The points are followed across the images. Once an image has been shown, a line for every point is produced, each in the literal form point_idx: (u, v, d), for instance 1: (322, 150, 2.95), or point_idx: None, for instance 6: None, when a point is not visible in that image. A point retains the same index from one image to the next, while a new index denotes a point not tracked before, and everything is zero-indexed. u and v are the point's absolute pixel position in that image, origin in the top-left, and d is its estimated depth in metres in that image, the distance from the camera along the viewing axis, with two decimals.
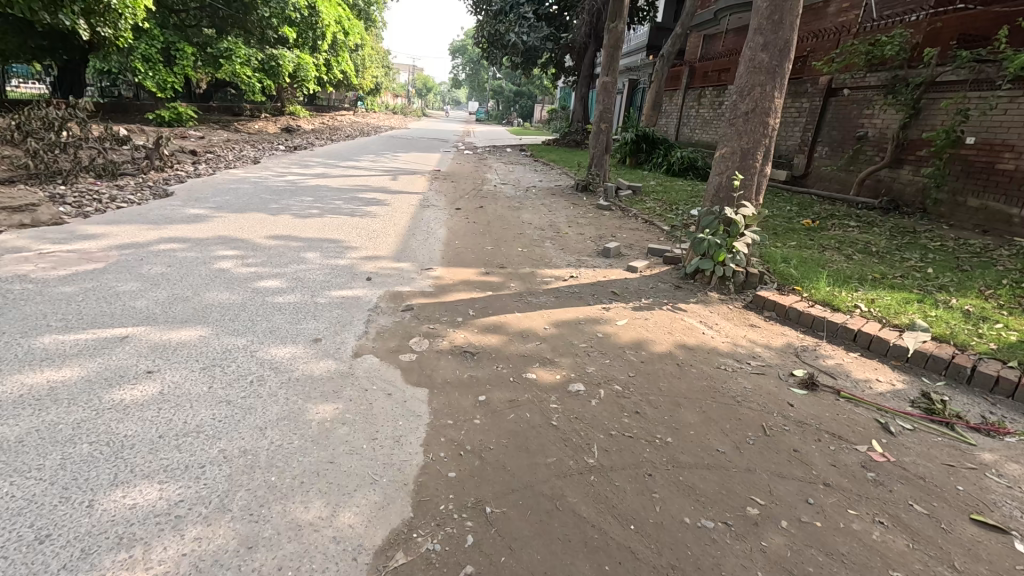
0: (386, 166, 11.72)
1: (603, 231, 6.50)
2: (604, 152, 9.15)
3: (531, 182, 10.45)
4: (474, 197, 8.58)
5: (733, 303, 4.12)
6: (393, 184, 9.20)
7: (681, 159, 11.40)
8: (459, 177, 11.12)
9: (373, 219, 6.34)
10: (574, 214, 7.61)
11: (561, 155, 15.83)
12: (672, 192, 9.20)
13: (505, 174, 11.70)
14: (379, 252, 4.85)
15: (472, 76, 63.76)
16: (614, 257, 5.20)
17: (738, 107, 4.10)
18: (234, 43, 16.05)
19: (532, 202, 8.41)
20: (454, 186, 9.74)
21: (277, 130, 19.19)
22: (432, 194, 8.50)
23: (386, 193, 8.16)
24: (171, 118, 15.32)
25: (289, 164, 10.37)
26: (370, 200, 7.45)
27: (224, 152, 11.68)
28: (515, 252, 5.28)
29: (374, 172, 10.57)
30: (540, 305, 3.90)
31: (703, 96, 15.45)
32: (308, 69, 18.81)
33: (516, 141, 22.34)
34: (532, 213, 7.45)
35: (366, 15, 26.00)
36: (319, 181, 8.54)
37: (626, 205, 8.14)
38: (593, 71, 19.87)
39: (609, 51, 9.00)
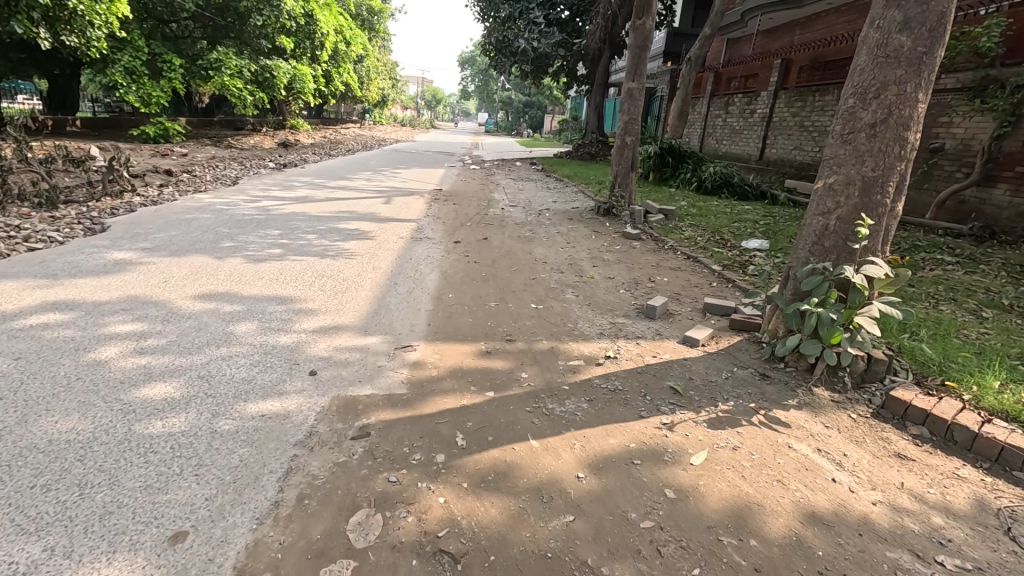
0: (381, 186, 10.56)
1: (637, 272, 5.18)
2: (630, 169, 7.85)
3: (544, 203, 9.20)
4: (478, 224, 7.32)
5: (854, 407, 2.76)
6: (385, 208, 8.00)
7: (714, 175, 10.08)
8: (462, 198, 9.90)
9: (350, 258, 5.11)
10: (598, 246, 6.31)
11: (576, 170, 14.56)
12: (710, 216, 7.87)
13: (513, 193, 10.46)
14: (340, 320, 3.54)
15: (483, 88, 63.18)
16: (662, 320, 3.86)
17: (857, 118, 2.77)
18: (225, 52, 15.05)
19: (546, 230, 7.13)
20: (457, 209, 8.52)
21: (274, 145, 18.21)
22: (429, 221, 7.27)
23: (375, 221, 6.94)
24: (158, 135, 14.34)
25: (272, 186, 9.24)
26: (352, 231, 6.23)
27: (203, 171, 10.60)
28: (526, 310, 3.98)
29: (367, 194, 9.40)
30: (565, 416, 2.59)
31: (731, 103, 14.10)
32: (306, 80, 17.79)
33: (527, 154, 21.15)
34: (546, 245, 6.19)
35: (369, 25, 25.08)
36: (298, 207, 7.35)
37: (659, 233, 6.83)
38: (608, 79, 18.60)
39: (634, 52, 7.71)
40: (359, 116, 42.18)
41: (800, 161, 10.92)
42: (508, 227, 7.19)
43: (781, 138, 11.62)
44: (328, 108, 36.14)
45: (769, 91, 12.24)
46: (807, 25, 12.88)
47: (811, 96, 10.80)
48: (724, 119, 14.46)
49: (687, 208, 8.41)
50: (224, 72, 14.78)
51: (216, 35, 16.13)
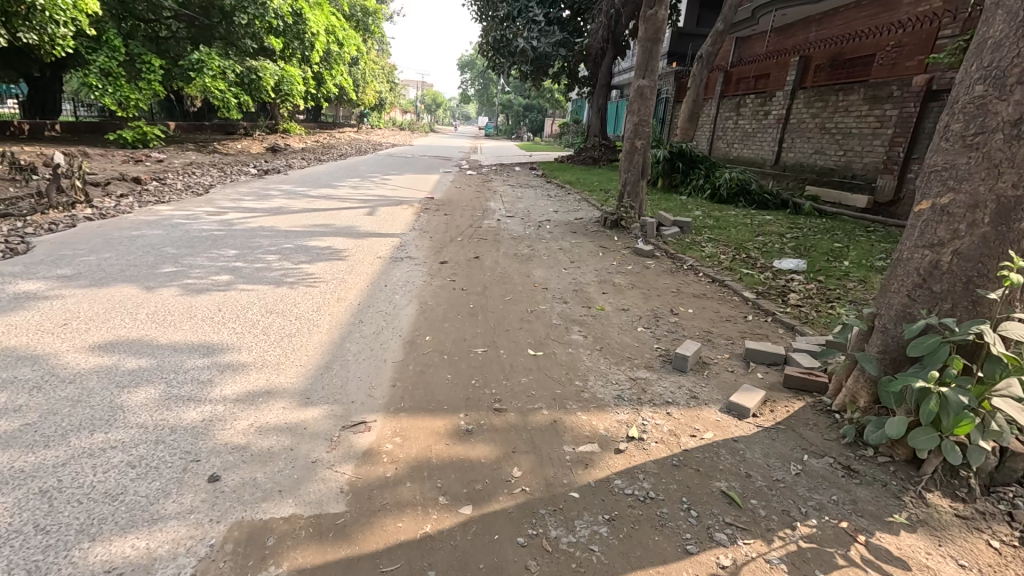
0: (365, 193, 9.77)
1: (655, 301, 4.35)
2: (641, 176, 7.04)
3: (544, 214, 8.39)
4: (469, 238, 6.51)
5: (991, 526, 1.91)
6: (366, 220, 7.19)
7: (729, 182, 9.27)
8: (455, 207, 9.10)
9: (311, 285, 4.29)
10: (606, 266, 5.50)
11: (578, 175, 13.77)
12: (730, 228, 7.07)
13: (510, 201, 9.68)
14: (277, 381, 2.70)
15: (483, 92, 62.59)
16: (695, 373, 3.03)
17: (990, 115, 1.94)
18: (207, 53, 14.28)
19: (546, 245, 6.31)
20: (448, 221, 7.71)
21: (262, 150, 17.43)
22: (414, 235, 6.46)
23: (352, 236, 6.12)
24: (135, 139, 13.57)
25: (246, 195, 8.44)
26: (323, 249, 5.42)
27: (176, 179, 9.78)
28: (522, 360, 3.15)
29: (350, 203, 8.59)
30: (575, 553, 1.75)
31: (743, 105, 13.28)
32: (294, 82, 16.84)
33: (526, 158, 20.36)
34: (546, 266, 5.36)
35: (364, 26, 24.34)
36: (269, 221, 6.54)
37: (674, 249, 6.02)
38: (611, 80, 17.82)
39: (643, 45, 6.85)
40: (356, 120, 41.47)
41: (821, 166, 10.10)
42: (504, 242, 6.37)
43: (799, 141, 10.80)
44: (324, 112, 35.42)
45: (785, 91, 11.41)
46: (823, 21, 12.07)
47: (832, 95, 9.97)
48: (735, 121, 13.65)
49: (703, 220, 7.60)
50: (205, 73, 13.96)
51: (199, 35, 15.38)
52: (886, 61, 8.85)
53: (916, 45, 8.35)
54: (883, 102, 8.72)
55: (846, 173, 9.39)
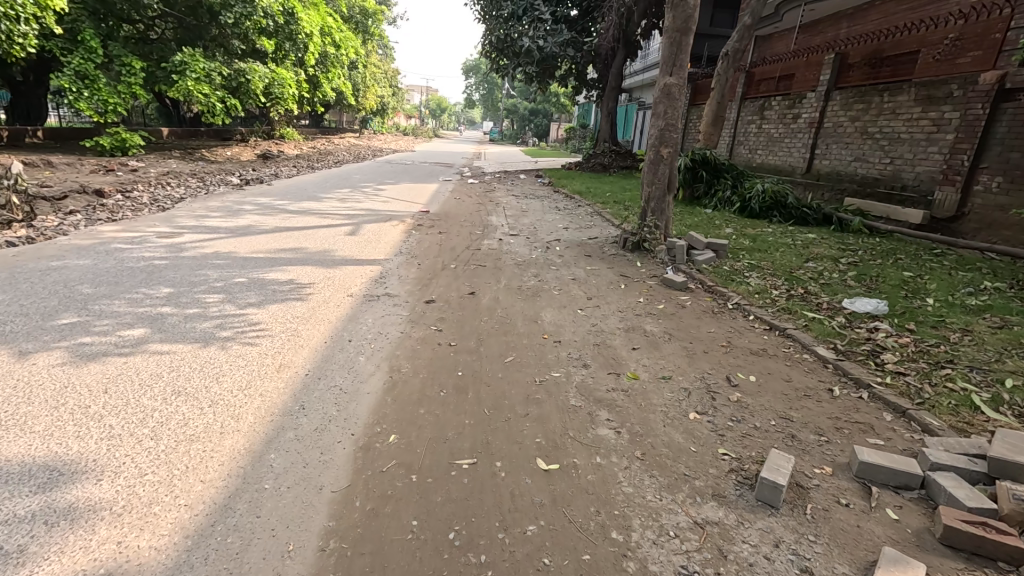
0: (353, 207, 8.79)
1: (703, 363, 3.32)
2: (667, 191, 6.02)
3: (552, 232, 7.37)
4: (465, 265, 5.50)
5: None
6: (347, 241, 6.20)
7: (762, 194, 8.23)
8: (453, 223, 8.10)
9: (249, 342, 3.26)
10: (631, 304, 4.46)
11: (588, 185, 12.76)
12: (773, 252, 6.04)
13: (515, 216, 8.67)
14: (131, 551, 1.67)
15: (487, 97, 61.93)
16: (793, 512, 1.99)
17: None
18: (191, 55, 13.39)
19: (556, 274, 5.29)
20: (443, 240, 6.72)
21: (253, 157, 16.55)
22: (400, 262, 5.46)
23: (325, 264, 5.12)
24: (113, 147, 12.69)
25: (216, 210, 7.49)
26: (282, 284, 4.42)
27: (144, 192, 8.84)
28: (528, 485, 2.11)
29: (334, 219, 7.60)
30: None
31: (768, 108, 12.22)
32: (285, 85, 15.78)
33: (532, 165, 19.39)
34: (558, 305, 4.34)
35: (363, 28, 23.44)
36: (229, 245, 5.56)
37: (713, 281, 5.00)
38: (621, 82, 16.81)
39: (670, 37, 5.80)
40: (358, 126, 40.69)
41: (862, 175, 9.04)
42: (506, 271, 5.35)
43: (835, 147, 9.73)
44: (325, 117, 34.62)
45: (818, 92, 10.36)
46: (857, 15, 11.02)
47: (875, 96, 8.90)
48: (759, 126, 12.58)
49: (738, 241, 6.57)
50: (188, 76, 13.01)
51: (185, 36, 14.52)
52: (936, 57, 7.85)
53: (968, 43, 7.36)
54: (940, 103, 7.65)
55: (894, 184, 8.33)
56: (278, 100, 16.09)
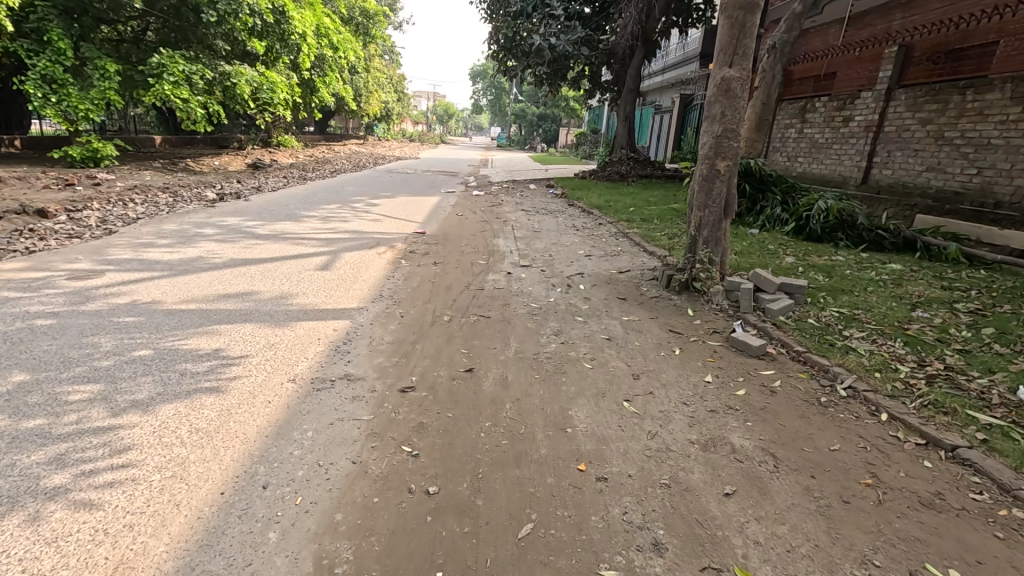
0: (336, 227, 7.52)
1: (857, 534, 1.96)
2: (723, 216, 4.68)
3: (572, 260, 6.05)
4: (464, 317, 4.17)
5: None
6: (315, 279, 4.92)
7: (823, 212, 6.85)
8: (452, 248, 6.80)
9: (88, 501, 1.94)
10: (697, 386, 3.13)
11: (607, 197, 11.42)
12: (863, 293, 4.69)
13: (525, 237, 7.35)
14: None
15: (494, 103, 61.00)
16: None
17: None
18: (170, 56, 12.26)
19: (584, 331, 3.96)
20: (438, 275, 5.41)
21: (244, 167, 15.42)
22: (377, 313, 4.15)
23: (273, 322, 3.81)
24: (83, 157, 11.58)
25: (167, 235, 6.26)
26: (200, 361, 3.12)
27: (96, 212, 7.61)
28: None
29: (309, 246, 6.34)
30: None
31: (810, 110, 10.84)
32: (275, 90, 14.59)
33: (542, 173, 18.09)
34: (595, 392, 3.01)
35: (364, 31, 22.28)
36: (157, 289, 4.28)
37: (803, 344, 3.64)
38: (639, 84, 15.47)
39: (729, 16, 4.45)
40: (361, 133, 39.65)
41: (937, 189, 7.66)
42: (518, 324, 4.03)
43: (899, 154, 8.34)
44: (327, 124, 33.55)
45: (875, 91, 8.96)
46: None
47: (955, 95, 7.49)
48: (799, 131, 11.20)
49: (809, 276, 5.21)
50: (165, 79, 11.82)
51: (167, 36, 13.42)
52: None
53: None
54: None
55: (984, 200, 6.95)
56: (268, 106, 14.94)
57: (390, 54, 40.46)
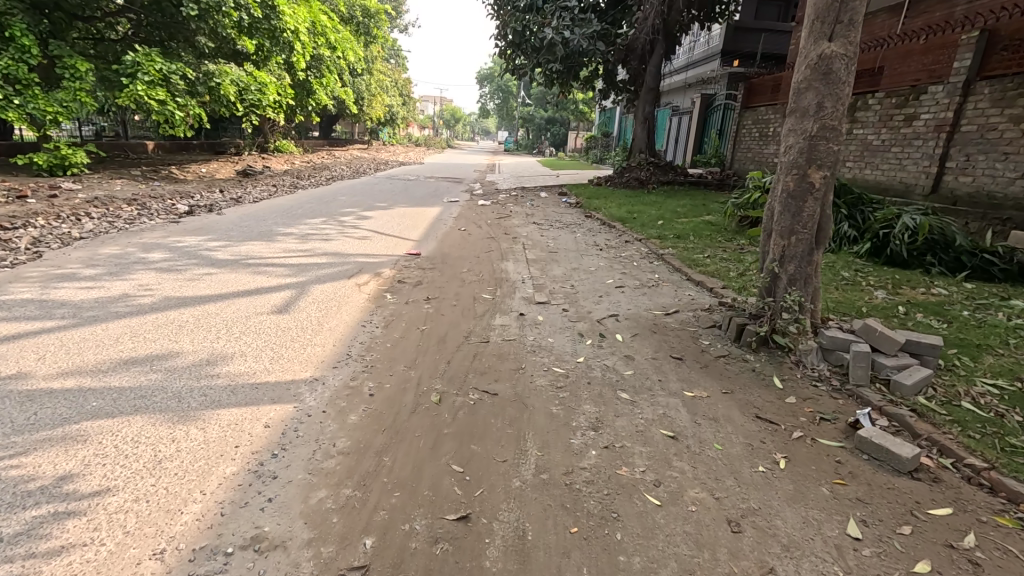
0: (314, 248, 6.33)
1: None
2: (815, 247, 3.42)
3: (600, 294, 4.81)
4: (460, 394, 2.93)
5: None
6: (266, 330, 3.69)
7: (908, 229, 5.55)
8: (451, 275, 5.60)
9: None
10: (846, 553, 1.87)
11: (628, 208, 10.18)
12: (1014, 352, 3.41)
13: (540, 260, 6.12)
14: None
15: (500, 107, 60.11)
16: None
17: None
18: (146, 54, 11.19)
19: (635, 421, 2.71)
20: (429, 318, 4.18)
21: (233, 174, 14.36)
22: (335, 391, 2.91)
23: (178, 412, 2.58)
24: (50, 164, 10.51)
25: (101, 263, 5.08)
26: (19, 507, 1.89)
27: (34, 230, 6.46)
28: None
29: (275, 274, 5.13)
30: None
31: (861, 108, 9.54)
32: (266, 91, 13.51)
33: (553, 179, 16.88)
34: (676, 572, 1.76)
35: (364, 30, 21.18)
36: (33, 352, 3.07)
37: (978, 456, 2.38)
38: (660, 82, 14.21)
39: None
40: (365, 137, 38.68)
41: None
42: (537, 410, 2.79)
43: (982, 158, 7.03)
44: (330, 128, 32.59)
45: (947, 84, 7.65)
46: None
47: None
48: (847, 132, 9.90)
49: (920, 321, 3.95)
50: (139, 78, 10.73)
51: (149, 34, 12.39)
52: None
53: None
54: None
55: None
56: (259, 109, 13.87)
57: (394, 56, 39.56)
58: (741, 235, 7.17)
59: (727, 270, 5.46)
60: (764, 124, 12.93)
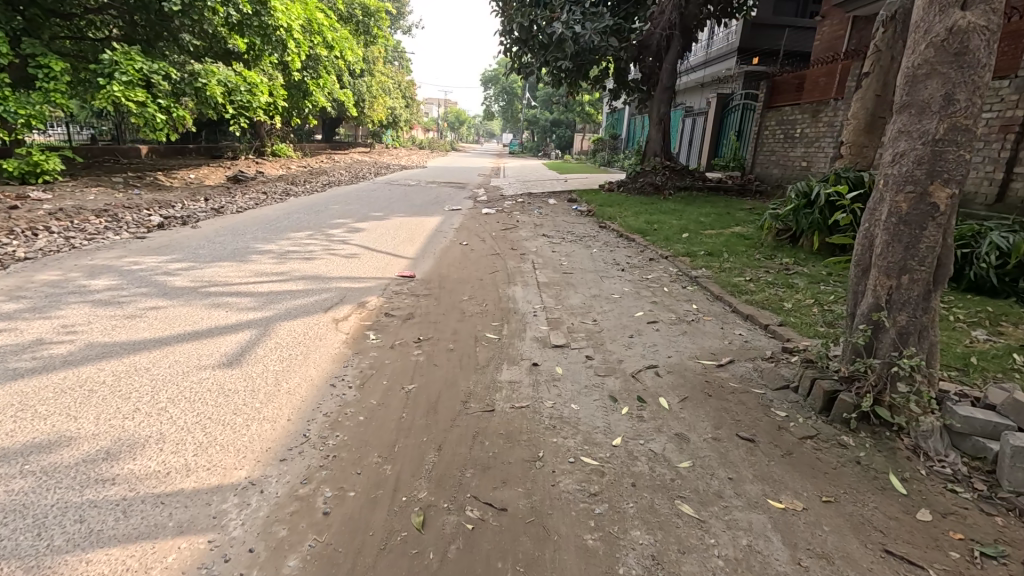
0: (291, 269, 5.49)
1: None
2: (935, 291, 2.52)
3: (629, 333, 3.93)
4: (454, 512, 2.05)
5: None
6: (203, 394, 2.84)
7: (997, 249, 4.62)
8: (449, 305, 4.73)
9: None
10: None
11: (646, 218, 9.30)
12: None
13: (552, 284, 5.25)
14: None
15: (504, 110, 59.42)
16: None
17: None
18: (125, 52, 10.40)
19: (713, 567, 1.82)
20: (419, 372, 3.30)
21: (224, 180, 13.59)
22: (275, 508, 2.04)
23: (24, 563, 1.71)
24: (20, 171, 9.71)
25: (31, 293, 4.24)
26: None
27: None
28: None
29: (238, 306, 4.29)
30: None
31: None
32: (256, 92, 12.71)
33: (562, 184, 15.99)
34: None
35: (364, 29, 20.40)
36: None
37: None
38: (676, 81, 13.30)
39: None
40: (368, 140, 37.98)
41: None
42: (564, 542, 1.91)
43: None
44: (332, 131, 31.91)
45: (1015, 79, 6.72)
46: None
47: None
48: None
49: None
50: (117, 79, 9.93)
51: (135, 33, 11.62)
52: None
53: None
54: None
55: None
56: (250, 111, 13.10)
57: (397, 57, 38.92)
58: (782, 252, 6.26)
59: (779, 300, 4.57)
60: (789, 125, 12.02)
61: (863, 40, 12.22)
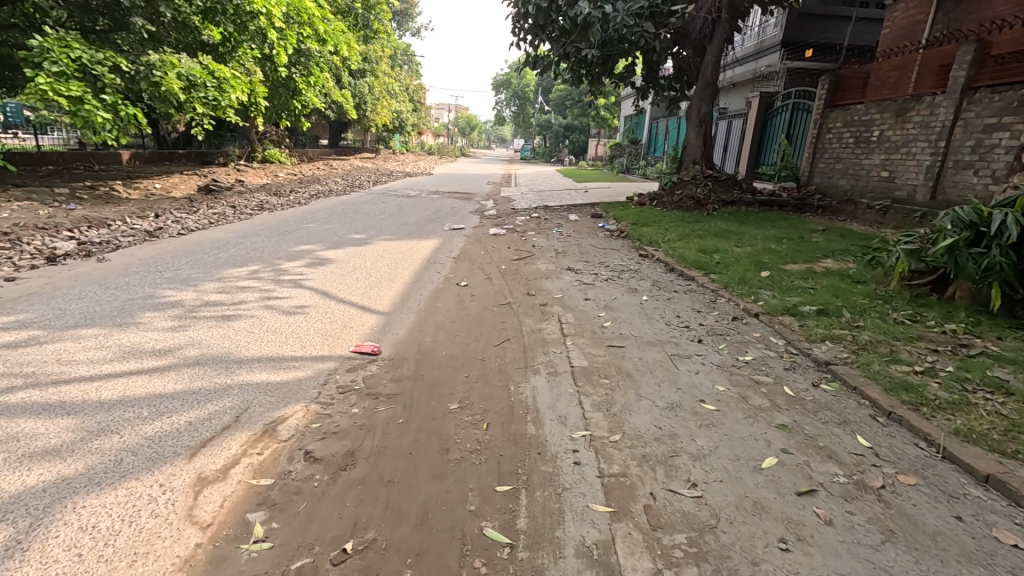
0: (191, 342, 3.55)
1: None
2: None
3: (776, 536, 1.92)
4: None
5: None
6: None
7: None
8: (422, 426, 2.75)
9: None
10: None
11: (697, 244, 7.33)
12: None
13: (596, 376, 3.26)
14: None
15: (516, 115, 57.77)
16: None
17: None
18: (60, 38, 8.63)
19: None
20: None
21: (195, 191, 11.83)
22: None
23: None
24: None
25: None
26: None
27: None
28: None
29: (31, 445, 2.33)
30: None
31: None
32: (228, 87, 10.91)
33: (581, 196, 14.03)
34: None
35: (364, 23, 18.69)
36: None
37: None
38: (719, 75, 11.24)
39: None
40: (374, 145, 36.41)
41: None
42: None
43: None
44: (338, 136, 30.39)
45: None
46: None
47: None
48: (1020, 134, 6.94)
49: None
50: (44, 66, 8.13)
51: (83, 21, 9.74)
52: None
53: None
54: None
55: None
56: (220, 111, 11.25)
57: (405, 61, 37.33)
58: (930, 311, 4.22)
59: (1016, 429, 2.54)
60: (861, 128, 9.97)
61: (953, 22, 10.08)
